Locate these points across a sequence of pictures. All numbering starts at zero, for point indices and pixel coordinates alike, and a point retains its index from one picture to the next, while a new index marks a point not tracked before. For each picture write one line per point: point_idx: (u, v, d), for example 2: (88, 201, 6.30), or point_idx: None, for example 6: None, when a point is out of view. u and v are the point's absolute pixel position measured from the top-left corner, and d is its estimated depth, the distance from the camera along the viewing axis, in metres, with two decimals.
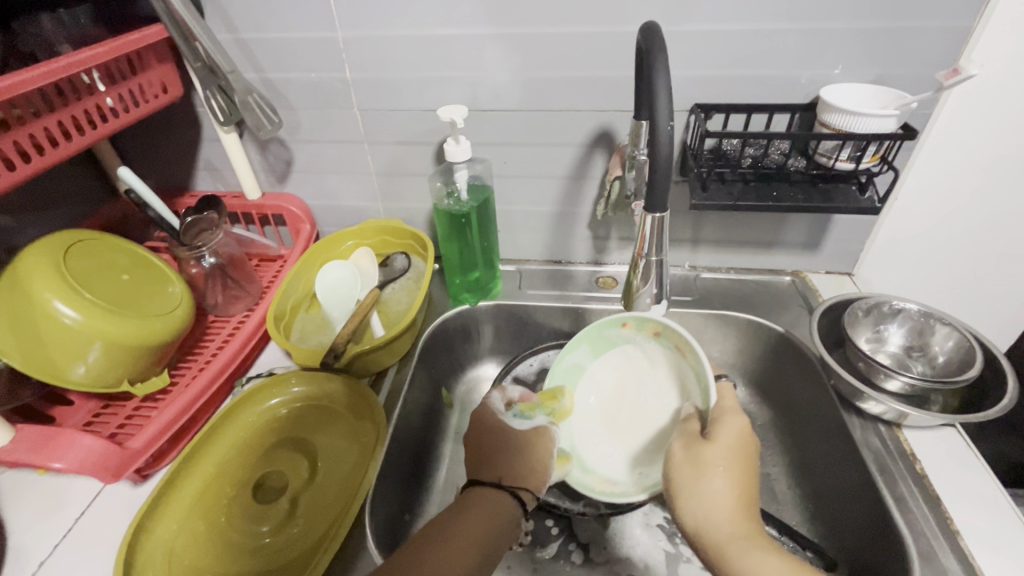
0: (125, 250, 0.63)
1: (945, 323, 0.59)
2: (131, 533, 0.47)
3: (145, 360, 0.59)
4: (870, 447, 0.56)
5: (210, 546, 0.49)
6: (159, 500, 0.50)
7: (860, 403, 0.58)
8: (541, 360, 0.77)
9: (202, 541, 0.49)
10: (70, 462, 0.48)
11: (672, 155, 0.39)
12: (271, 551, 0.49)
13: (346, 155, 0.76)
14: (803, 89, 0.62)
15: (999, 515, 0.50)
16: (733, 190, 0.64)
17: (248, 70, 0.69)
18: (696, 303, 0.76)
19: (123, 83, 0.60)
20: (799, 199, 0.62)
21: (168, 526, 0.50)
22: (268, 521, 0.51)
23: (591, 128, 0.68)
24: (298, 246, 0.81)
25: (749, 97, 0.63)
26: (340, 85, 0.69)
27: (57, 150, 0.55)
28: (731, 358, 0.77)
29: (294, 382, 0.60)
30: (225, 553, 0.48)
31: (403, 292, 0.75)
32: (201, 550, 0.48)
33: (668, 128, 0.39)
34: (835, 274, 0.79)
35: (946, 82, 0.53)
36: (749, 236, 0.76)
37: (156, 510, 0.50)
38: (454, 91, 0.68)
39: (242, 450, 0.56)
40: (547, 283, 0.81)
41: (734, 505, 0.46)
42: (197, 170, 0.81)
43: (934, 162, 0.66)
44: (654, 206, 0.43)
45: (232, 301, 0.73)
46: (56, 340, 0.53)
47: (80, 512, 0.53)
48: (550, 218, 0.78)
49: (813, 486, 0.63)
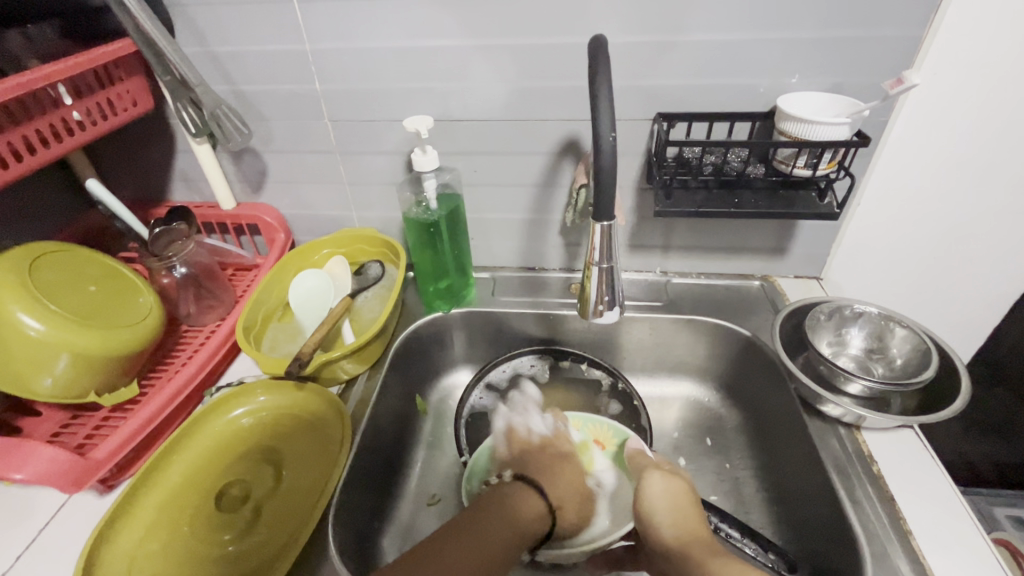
0: (95, 262, 0.63)
1: (902, 326, 0.61)
2: (90, 545, 0.47)
3: (113, 371, 0.59)
4: (830, 449, 0.57)
5: (171, 557, 0.49)
6: (119, 512, 0.50)
7: (821, 406, 0.59)
8: (514, 367, 0.77)
9: (163, 552, 0.49)
10: (31, 473, 0.48)
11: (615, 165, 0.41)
12: (235, 560, 0.49)
13: (319, 166, 0.77)
14: (762, 97, 0.63)
15: (951, 514, 0.51)
16: (696, 197, 0.65)
17: (219, 82, 0.70)
18: (667, 309, 0.77)
19: (91, 97, 0.61)
20: (760, 206, 0.63)
21: (129, 537, 0.49)
22: (232, 529, 0.51)
23: (559, 137, 0.69)
24: (273, 254, 0.81)
25: (710, 106, 0.65)
26: (310, 96, 0.70)
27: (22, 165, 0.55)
28: (701, 363, 0.78)
29: (259, 391, 0.60)
30: (187, 564, 0.48)
31: (375, 300, 0.76)
32: (161, 560, 0.48)
33: (611, 138, 0.41)
34: (803, 278, 0.80)
35: (892, 91, 0.55)
36: (717, 242, 0.77)
37: (117, 521, 0.50)
38: (423, 102, 0.69)
39: (207, 460, 0.56)
40: (521, 290, 0.82)
41: (684, 510, 0.52)
42: (173, 181, 0.81)
43: (894, 169, 0.67)
44: (601, 215, 0.44)
45: (205, 311, 0.73)
46: (21, 352, 0.53)
47: (45, 522, 0.53)
48: (522, 226, 0.79)
49: (779, 490, 0.64)
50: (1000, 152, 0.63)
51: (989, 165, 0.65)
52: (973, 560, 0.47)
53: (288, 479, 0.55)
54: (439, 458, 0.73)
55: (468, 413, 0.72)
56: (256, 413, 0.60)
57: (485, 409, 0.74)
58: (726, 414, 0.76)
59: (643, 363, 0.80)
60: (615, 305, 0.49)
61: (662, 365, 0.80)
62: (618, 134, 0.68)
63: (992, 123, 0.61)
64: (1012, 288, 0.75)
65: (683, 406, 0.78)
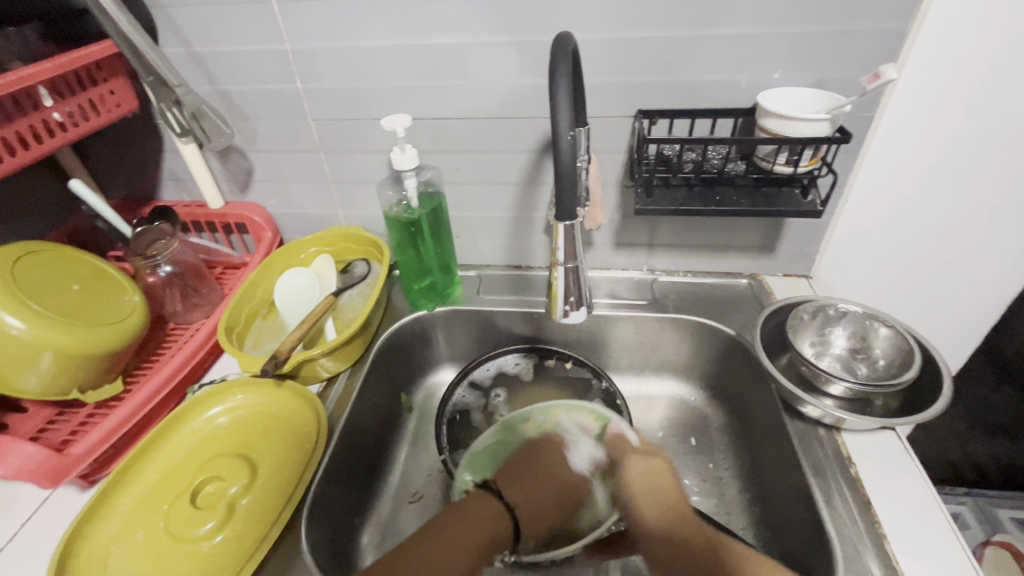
0: (79, 262, 0.64)
1: (885, 325, 0.60)
2: (66, 539, 0.48)
3: (95, 369, 0.60)
4: (806, 450, 0.56)
5: (144, 552, 0.50)
6: (95, 508, 0.51)
7: (800, 407, 0.58)
8: (498, 365, 0.77)
9: (137, 547, 0.50)
10: (9, 469, 0.49)
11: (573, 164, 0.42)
12: (207, 554, 0.49)
13: (304, 165, 0.77)
14: (744, 93, 0.62)
15: (927, 519, 0.50)
16: (677, 195, 0.65)
17: (203, 82, 0.71)
18: (651, 307, 0.76)
19: (72, 99, 0.62)
20: (742, 203, 0.62)
21: (106, 534, 0.51)
22: (206, 524, 0.52)
23: (539, 135, 0.69)
24: (260, 253, 0.82)
25: (691, 102, 0.64)
26: (292, 96, 0.70)
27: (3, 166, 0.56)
28: (687, 362, 0.77)
29: (235, 390, 0.62)
30: (161, 558, 0.49)
31: (359, 298, 0.76)
32: (135, 556, 0.49)
33: (571, 136, 0.41)
34: (792, 277, 0.79)
35: (868, 87, 0.54)
36: (703, 239, 0.76)
37: (93, 517, 0.51)
38: (403, 101, 0.68)
39: (184, 457, 0.57)
40: (506, 289, 0.82)
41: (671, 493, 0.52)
42: (162, 180, 0.82)
43: (881, 165, 0.65)
44: (562, 214, 0.45)
45: (191, 309, 0.74)
46: (2, 350, 0.54)
47: (27, 516, 0.54)
48: (506, 224, 0.79)
49: (760, 491, 0.63)
50: (991, 147, 0.62)
51: (980, 160, 0.63)
52: (947, 564, 0.46)
53: (264, 474, 0.56)
54: (422, 455, 0.73)
55: (449, 412, 0.72)
56: (234, 411, 0.61)
57: (467, 407, 0.74)
58: (711, 413, 0.75)
59: (629, 362, 0.80)
60: (579, 305, 0.52)
61: (648, 364, 0.79)
62: (599, 131, 0.67)
63: (981, 118, 0.60)
64: (1007, 288, 0.73)
65: (668, 405, 0.78)
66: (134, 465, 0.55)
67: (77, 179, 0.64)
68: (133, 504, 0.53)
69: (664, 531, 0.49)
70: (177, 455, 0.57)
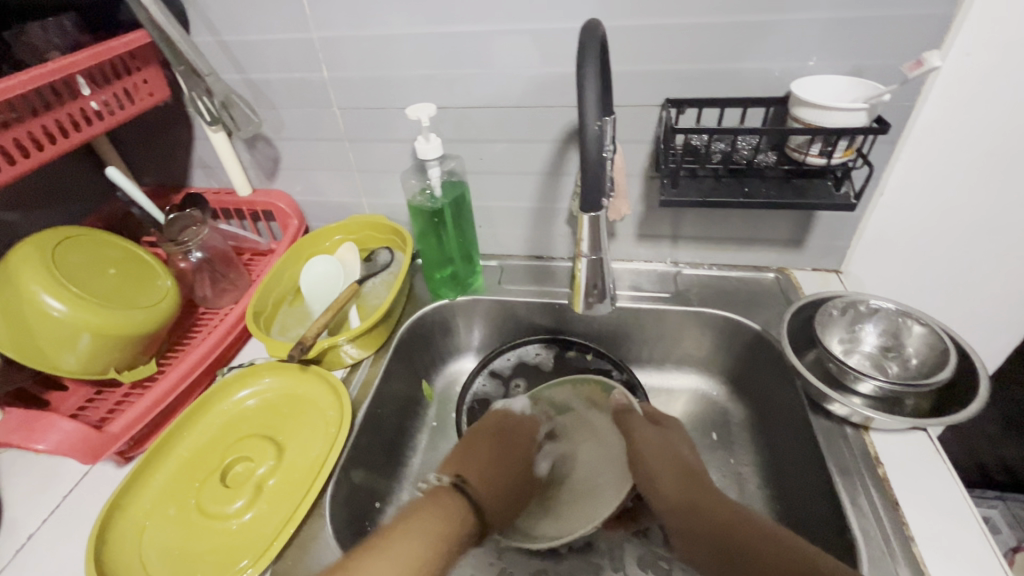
0: (113, 246, 0.66)
1: (920, 323, 0.58)
2: (104, 513, 0.50)
3: (130, 351, 0.62)
4: (832, 449, 0.55)
5: (178, 527, 0.52)
6: (132, 484, 0.53)
7: (827, 405, 0.56)
8: (518, 355, 0.77)
9: (171, 522, 0.52)
10: (51, 444, 0.51)
11: (600, 155, 0.42)
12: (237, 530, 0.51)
13: (329, 153, 0.78)
14: (776, 81, 0.60)
15: (958, 522, 0.48)
16: (704, 186, 0.63)
17: (232, 72, 0.72)
18: (674, 300, 0.75)
19: (108, 87, 0.63)
20: (771, 195, 0.61)
21: (142, 508, 0.53)
22: (236, 502, 0.53)
23: (563, 125, 0.68)
24: (286, 240, 0.83)
25: (721, 91, 0.62)
26: (318, 84, 0.71)
27: (43, 153, 0.58)
28: (710, 356, 0.76)
29: (263, 373, 0.64)
30: (194, 533, 0.51)
31: (382, 286, 0.77)
32: (170, 530, 0.52)
33: (598, 127, 0.41)
34: (822, 271, 0.77)
35: (911, 75, 0.52)
36: (729, 232, 0.75)
37: (129, 493, 0.53)
38: (427, 89, 0.68)
39: (215, 437, 0.59)
40: (528, 279, 0.82)
41: (669, 462, 0.59)
42: (193, 167, 0.84)
43: (920, 157, 0.63)
44: (588, 205, 0.45)
45: (221, 294, 0.76)
46: (42, 331, 0.56)
47: (68, 490, 0.57)
48: (529, 214, 0.78)
49: (782, 488, 0.63)
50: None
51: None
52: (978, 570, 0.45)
53: (289, 457, 0.58)
54: (441, 443, 0.74)
55: (470, 401, 0.73)
56: (262, 395, 0.63)
57: (487, 397, 0.74)
58: (732, 408, 0.74)
59: (650, 355, 0.79)
60: (605, 295, 0.52)
61: (669, 357, 0.78)
62: (624, 121, 0.66)
63: None
64: None
65: (690, 399, 0.77)
66: (167, 445, 0.57)
67: (112, 166, 0.66)
68: (167, 481, 0.55)
69: (680, 500, 0.55)
70: (207, 435, 0.59)
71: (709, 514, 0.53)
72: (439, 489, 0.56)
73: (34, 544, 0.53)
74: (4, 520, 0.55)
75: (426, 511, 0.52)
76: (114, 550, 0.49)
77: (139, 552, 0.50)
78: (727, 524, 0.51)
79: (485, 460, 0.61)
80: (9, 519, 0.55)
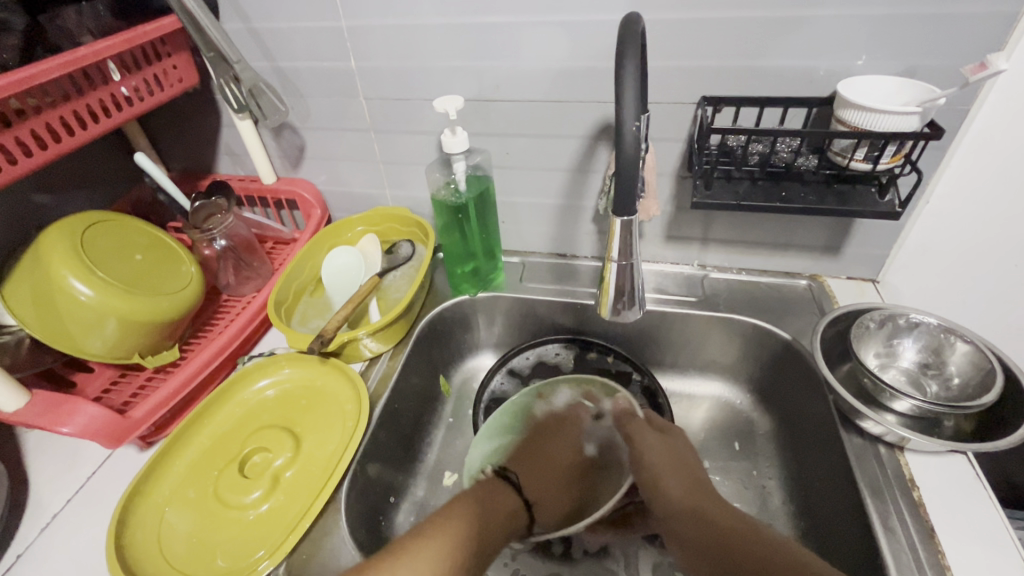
0: (140, 231, 0.66)
1: (964, 340, 0.55)
2: (126, 497, 0.51)
3: (154, 337, 0.62)
4: (864, 468, 0.53)
5: (196, 514, 0.52)
6: (153, 469, 0.54)
7: (860, 422, 0.54)
8: (537, 354, 0.76)
9: (190, 509, 0.52)
10: (76, 428, 0.51)
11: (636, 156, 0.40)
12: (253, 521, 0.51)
13: (354, 144, 0.78)
14: (821, 81, 0.58)
15: (999, 553, 0.46)
16: (738, 189, 0.61)
17: (261, 59, 0.71)
18: (701, 305, 0.73)
19: (138, 73, 0.63)
20: (810, 201, 0.58)
21: (162, 494, 0.53)
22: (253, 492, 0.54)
23: (592, 121, 0.66)
24: (309, 229, 0.83)
25: (761, 89, 0.59)
26: (345, 74, 0.70)
27: (75, 138, 0.58)
28: (735, 364, 0.74)
29: (284, 362, 0.64)
30: (212, 520, 0.52)
31: (403, 280, 0.76)
32: (189, 517, 0.52)
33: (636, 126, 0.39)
34: (857, 280, 0.74)
35: (972, 78, 0.48)
36: (761, 236, 0.72)
37: (150, 478, 0.54)
38: (454, 81, 0.67)
39: (237, 424, 0.60)
40: (550, 278, 0.80)
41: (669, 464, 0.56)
42: (219, 154, 0.85)
43: (973, 164, 0.59)
44: (622, 210, 0.43)
45: (243, 282, 0.76)
46: (70, 314, 0.56)
47: (91, 471, 0.58)
48: (554, 212, 0.77)
49: (808, 505, 0.60)
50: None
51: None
52: None
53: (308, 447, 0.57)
54: (457, 440, 0.74)
55: (487, 398, 0.72)
56: (283, 384, 0.63)
57: (505, 395, 0.73)
58: (757, 418, 0.72)
59: (672, 359, 0.77)
60: (632, 303, 0.50)
61: (692, 363, 0.76)
62: (657, 118, 0.64)
63: None
64: None
65: (713, 407, 0.75)
66: (188, 432, 0.58)
67: (140, 153, 0.66)
68: (187, 467, 0.56)
69: (679, 504, 0.52)
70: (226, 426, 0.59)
71: (710, 514, 0.50)
72: (490, 480, 0.60)
73: (59, 522, 0.54)
74: (31, 497, 0.56)
75: (460, 499, 0.54)
76: (134, 534, 0.50)
77: (157, 537, 0.50)
78: (724, 524, 0.49)
79: (544, 453, 0.65)
80: (36, 497, 0.56)
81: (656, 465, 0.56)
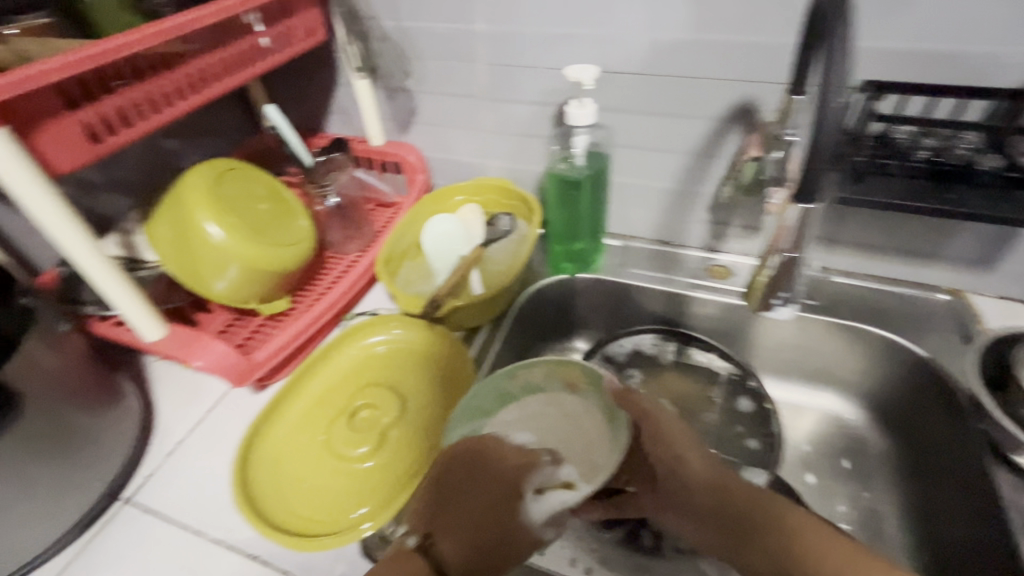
0: (264, 182, 0.68)
1: None
2: (250, 435, 0.53)
3: (271, 285, 0.65)
4: (1015, 505, 0.49)
5: (311, 459, 0.54)
6: (271, 412, 0.56)
7: (1015, 454, 0.50)
8: (634, 343, 0.73)
9: (304, 454, 0.54)
10: (207, 362, 0.54)
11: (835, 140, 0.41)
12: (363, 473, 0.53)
13: (466, 110, 0.76)
14: (1014, 70, 0.51)
15: None
16: (893, 186, 0.55)
17: (386, 18, 0.71)
18: (821, 310, 0.68)
19: (276, 26, 0.64)
20: (983, 207, 0.52)
21: (278, 436, 0.55)
22: (361, 448, 0.55)
23: (729, 102, 0.61)
24: (412, 195, 0.84)
25: (938, 77, 0.53)
26: (468, 37, 0.68)
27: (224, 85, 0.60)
28: (853, 377, 0.69)
29: (389, 323, 0.64)
30: (325, 471, 0.53)
31: (504, 253, 0.75)
32: (303, 460, 0.54)
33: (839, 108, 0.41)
34: (1006, 299, 0.66)
35: None
36: (900, 241, 0.65)
37: (269, 418, 0.56)
38: (583, 50, 0.63)
39: (342, 380, 0.61)
40: (652, 265, 0.77)
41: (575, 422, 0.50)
42: (330, 113, 0.86)
43: None
44: (808, 192, 0.45)
45: (348, 240, 0.78)
46: (203, 255, 0.59)
47: (210, 406, 0.61)
48: (666, 196, 0.73)
49: (935, 539, 0.56)
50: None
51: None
52: None
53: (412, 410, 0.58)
54: None
55: None
56: (386, 343, 0.64)
57: None
58: (872, 438, 0.67)
59: (779, 364, 0.72)
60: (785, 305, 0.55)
61: (802, 369, 0.71)
62: None
63: None
64: None
65: (820, 419, 0.70)
66: (303, 378, 0.59)
67: (270, 102, 0.66)
68: (301, 413, 0.58)
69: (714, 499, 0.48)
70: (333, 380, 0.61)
71: (731, 495, 0.47)
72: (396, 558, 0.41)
73: (182, 451, 0.57)
74: (157, 425, 0.60)
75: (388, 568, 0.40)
76: (255, 470, 0.52)
77: (274, 476, 0.52)
78: (731, 505, 0.47)
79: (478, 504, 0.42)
80: (161, 425, 0.60)
81: (685, 450, 0.50)
